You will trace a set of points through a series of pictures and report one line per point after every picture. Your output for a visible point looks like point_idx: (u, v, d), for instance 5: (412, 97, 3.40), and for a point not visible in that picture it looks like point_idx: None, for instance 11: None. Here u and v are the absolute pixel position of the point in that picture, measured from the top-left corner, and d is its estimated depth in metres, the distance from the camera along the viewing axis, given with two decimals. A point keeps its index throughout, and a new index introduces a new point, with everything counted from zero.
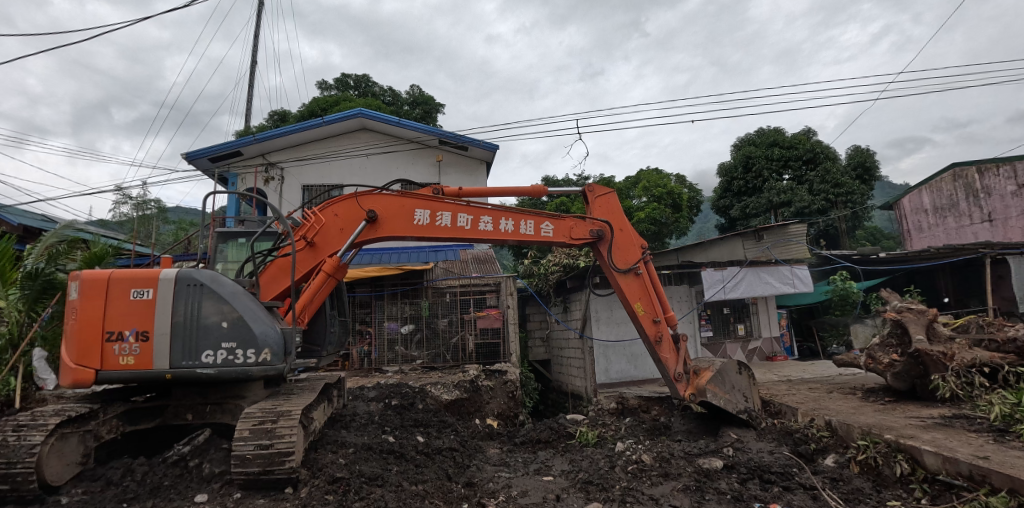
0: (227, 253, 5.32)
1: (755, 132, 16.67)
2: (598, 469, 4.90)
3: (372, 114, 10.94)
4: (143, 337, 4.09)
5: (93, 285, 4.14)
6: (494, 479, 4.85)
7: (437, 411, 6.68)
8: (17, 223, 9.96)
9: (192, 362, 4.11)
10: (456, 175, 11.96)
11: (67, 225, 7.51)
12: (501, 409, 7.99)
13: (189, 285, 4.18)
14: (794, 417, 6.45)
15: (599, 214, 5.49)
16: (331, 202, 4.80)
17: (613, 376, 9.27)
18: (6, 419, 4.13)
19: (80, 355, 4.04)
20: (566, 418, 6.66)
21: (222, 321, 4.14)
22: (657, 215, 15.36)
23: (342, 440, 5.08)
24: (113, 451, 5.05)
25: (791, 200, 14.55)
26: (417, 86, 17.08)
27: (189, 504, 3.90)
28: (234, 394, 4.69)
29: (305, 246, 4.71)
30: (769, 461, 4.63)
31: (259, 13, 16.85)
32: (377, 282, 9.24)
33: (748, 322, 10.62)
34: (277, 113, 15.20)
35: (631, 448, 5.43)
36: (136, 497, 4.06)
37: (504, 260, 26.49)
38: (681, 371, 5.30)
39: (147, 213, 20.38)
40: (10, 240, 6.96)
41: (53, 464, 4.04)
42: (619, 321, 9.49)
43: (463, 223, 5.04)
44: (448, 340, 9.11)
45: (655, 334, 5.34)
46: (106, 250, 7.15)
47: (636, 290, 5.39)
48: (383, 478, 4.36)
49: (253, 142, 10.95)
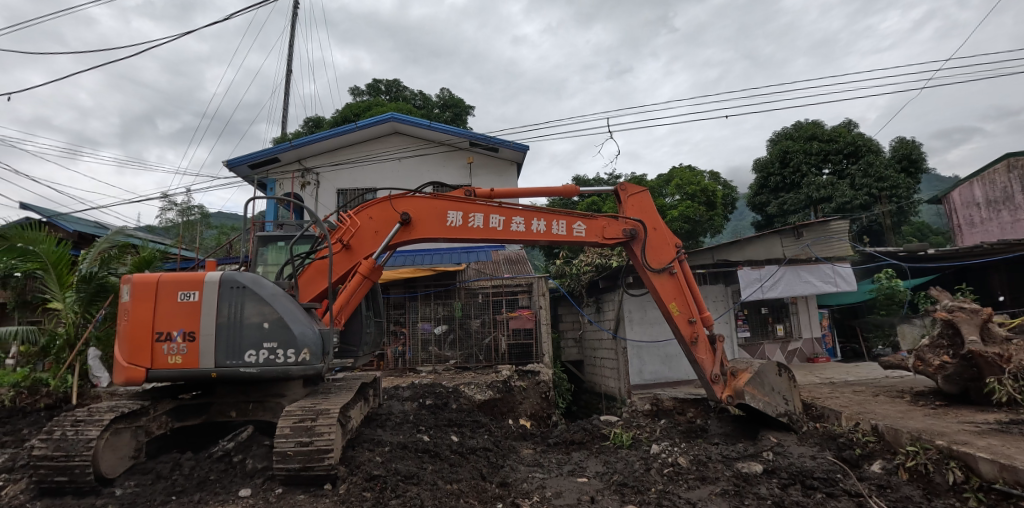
0: (267, 257, 5.49)
1: (793, 125, 16.10)
2: (633, 472, 4.82)
3: (404, 118, 11.11)
4: (190, 338, 4.26)
5: (143, 287, 4.34)
6: (529, 479, 4.84)
7: (471, 411, 6.71)
8: (73, 230, 10.58)
9: (235, 362, 4.25)
10: (487, 177, 12.00)
11: (118, 231, 7.70)
12: (534, 410, 7.95)
13: (232, 287, 4.33)
14: (837, 421, 6.19)
15: (632, 214, 5.41)
16: (366, 205, 4.88)
17: (647, 378, 9.08)
18: (65, 413, 4.36)
19: (132, 354, 4.24)
20: (599, 419, 6.59)
21: (263, 321, 4.27)
22: (690, 213, 15.06)
23: (378, 439, 5.16)
24: (162, 446, 5.27)
25: (831, 196, 14.02)
26: (447, 89, 17.27)
27: (234, 498, 4.03)
28: (274, 392, 4.83)
29: (341, 249, 4.82)
30: (812, 466, 4.44)
31: (294, 23, 17.43)
32: (410, 283, 9.40)
33: (788, 322, 10.28)
34: (312, 119, 15.66)
35: (666, 450, 5.32)
36: (184, 490, 4.23)
37: (535, 259, 26.48)
38: (718, 373, 5.16)
39: (191, 218, 21.36)
40: (66, 246, 7.13)
41: (108, 457, 4.25)
42: (653, 321, 9.31)
43: (495, 224, 5.04)
44: (481, 340, 9.16)
45: (691, 334, 5.22)
46: (154, 254, 7.47)
47: (670, 290, 5.28)
48: (418, 476, 4.40)
49: (290, 148, 11.31)
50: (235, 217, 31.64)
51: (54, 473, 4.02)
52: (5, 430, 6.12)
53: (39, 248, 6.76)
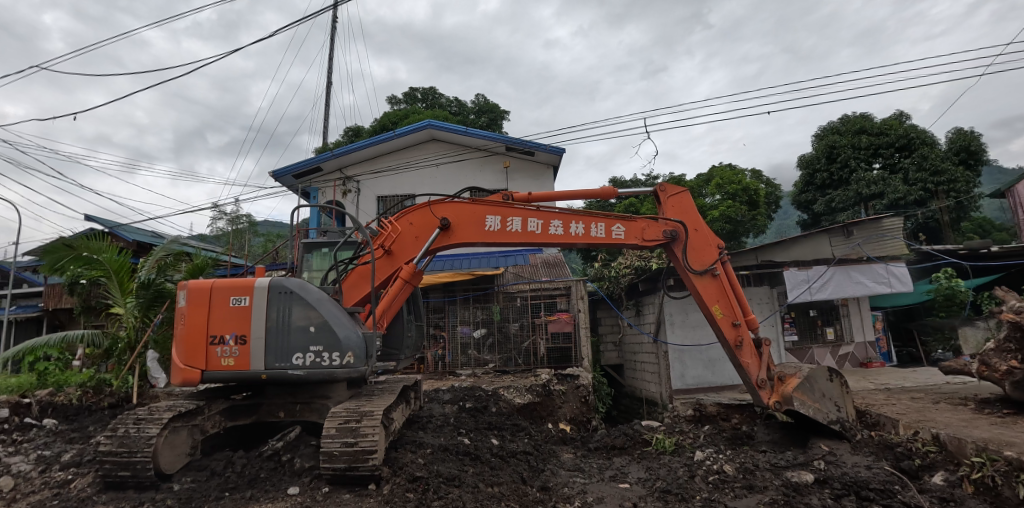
0: (312, 262, 5.68)
1: (839, 118, 15.43)
2: (677, 478, 4.70)
3: (440, 125, 11.28)
4: (241, 341, 4.45)
5: (199, 294, 4.57)
6: (570, 484, 4.79)
7: (511, 414, 6.72)
8: (131, 240, 11.29)
9: (284, 364, 4.40)
10: (523, 181, 12.03)
11: (173, 240, 8.20)
12: (574, 414, 7.88)
13: (280, 292, 4.49)
14: (894, 430, 5.86)
15: (673, 215, 5.30)
16: (406, 211, 4.98)
17: (689, 382, 8.84)
18: (128, 412, 4.63)
19: (188, 357, 4.47)
20: (640, 424, 6.46)
21: (309, 325, 4.40)
22: (732, 213, 14.63)
23: (419, 440, 5.23)
24: (216, 444, 5.50)
25: (883, 192, 13.32)
26: (482, 95, 17.46)
27: (283, 496, 4.16)
28: (321, 394, 4.98)
29: (383, 254, 4.92)
30: (867, 476, 4.20)
31: (333, 36, 18.05)
32: (449, 287, 9.51)
33: (839, 325, 9.82)
34: (351, 129, 16.14)
35: (711, 457, 5.16)
36: (236, 487, 4.41)
37: (571, 261, 26.40)
38: (764, 378, 4.98)
39: (239, 227, 22.38)
40: (126, 254, 7.55)
41: (167, 454, 4.49)
42: (695, 325, 9.08)
43: (533, 228, 5.03)
44: (520, 344, 9.16)
45: (736, 338, 5.04)
46: (206, 261, 7.81)
47: (713, 292, 5.13)
48: (460, 478, 4.44)
49: (332, 157, 11.67)
50: (282, 225, 33.09)
51: (118, 468, 4.26)
52: (73, 427, 6.54)
53: (102, 257, 7.21)
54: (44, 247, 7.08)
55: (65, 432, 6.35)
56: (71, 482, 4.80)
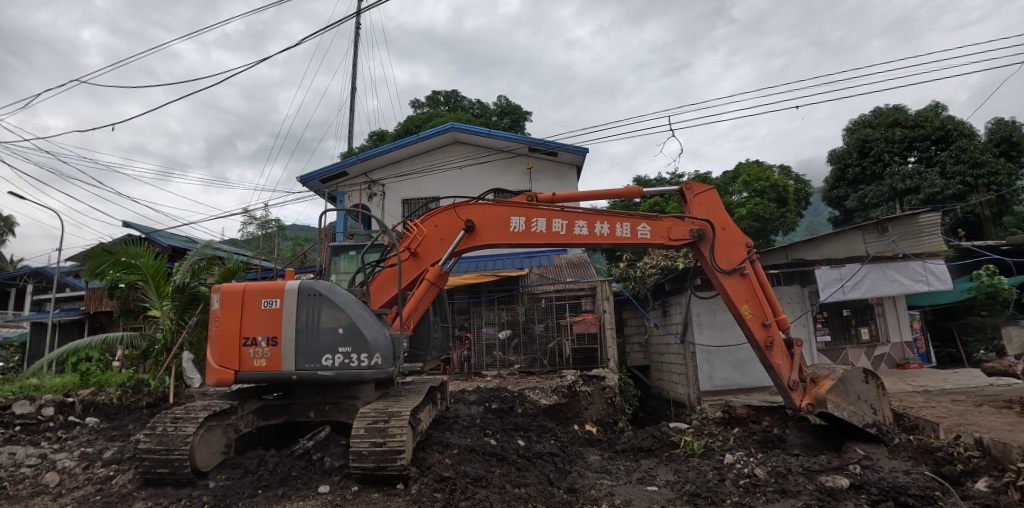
0: (340, 265, 5.71)
1: (871, 111, 15.00)
2: (707, 482, 4.62)
3: (463, 127, 11.35)
4: (273, 342, 4.55)
5: (232, 297, 4.71)
6: (597, 486, 4.76)
7: (537, 416, 6.72)
8: (167, 244, 11.85)
9: (313, 365, 4.49)
10: (547, 182, 12.00)
11: (206, 244, 8.39)
12: (600, 415, 7.82)
13: (310, 294, 4.58)
14: (934, 433, 5.63)
15: (699, 213, 5.21)
16: (431, 213, 5.02)
17: (718, 383, 8.68)
18: (166, 411, 4.79)
19: (222, 358, 4.60)
20: (668, 426, 6.37)
21: (338, 326, 4.48)
22: (760, 211, 14.29)
23: (446, 441, 5.27)
24: (249, 443, 5.64)
25: (919, 186, 12.82)
26: (504, 97, 17.53)
27: (314, 494, 4.24)
28: (349, 394, 5.07)
29: (409, 256, 4.98)
30: (906, 482, 4.05)
31: (357, 43, 18.40)
32: (474, 288, 9.55)
33: (874, 325, 9.50)
34: (376, 133, 16.40)
35: (741, 460, 5.05)
36: (269, 485, 4.51)
37: (595, 261, 26.22)
38: (796, 379, 4.85)
39: (269, 231, 22.98)
40: (162, 259, 7.82)
41: (203, 452, 4.62)
42: (723, 325, 8.91)
43: (558, 228, 5.01)
44: (545, 345, 9.14)
45: (766, 339, 4.93)
46: (237, 265, 7.98)
47: (742, 292, 5.02)
48: (487, 479, 4.46)
49: (357, 162, 11.90)
50: (310, 229, 33.89)
51: (157, 465, 4.41)
52: (114, 425, 6.80)
53: (139, 262, 7.47)
54: (87, 252, 7.32)
55: (106, 430, 6.61)
56: (113, 478, 4.98)
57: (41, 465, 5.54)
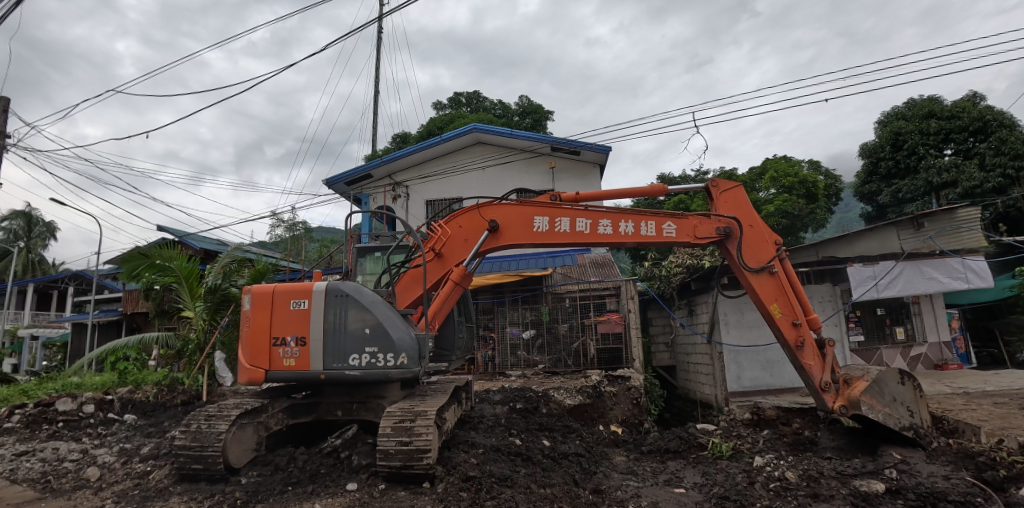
0: (366, 267, 5.83)
1: (905, 103, 14.51)
2: (735, 484, 4.54)
3: (485, 128, 11.41)
4: (302, 342, 4.65)
5: (263, 297, 4.82)
6: (623, 487, 4.72)
7: (562, 416, 6.71)
8: (199, 248, 12.28)
9: (341, 364, 4.57)
10: (570, 181, 11.96)
11: (237, 247, 8.54)
12: (626, 416, 7.74)
13: (337, 295, 4.66)
14: (976, 437, 5.40)
15: (726, 211, 5.12)
16: (455, 214, 5.06)
17: (746, 384, 8.51)
18: (200, 409, 4.94)
19: (253, 358, 4.72)
20: (695, 427, 6.28)
21: (364, 327, 4.54)
22: (788, 207, 13.95)
23: (471, 441, 5.29)
24: (279, 441, 5.78)
25: (957, 180, 12.30)
26: (525, 97, 17.55)
27: (342, 491, 4.32)
28: (376, 393, 5.14)
29: (434, 257, 5.03)
30: (945, 487, 3.91)
31: (380, 47, 18.70)
32: (498, 288, 9.59)
33: (910, 324, 9.19)
34: (399, 136, 16.62)
35: (771, 463, 4.94)
36: (299, 482, 4.61)
37: (619, 260, 26.02)
38: (828, 380, 4.71)
39: (296, 233, 23.53)
40: (195, 261, 8.06)
41: (235, 449, 4.75)
42: (751, 325, 8.73)
43: (582, 228, 4.98)
44: (570, 345, 9.11)
45: (796, 339, 4.81)
46: (267, 266, 8.12)
47: (771, 291, 4.91)
48: (512, 479, 4.46)
49: (381, 164, 12.09)
50: (336, 231, 34.50)
51: (192, 461, 4.54)
52: (151, 422, 7.05)
53: (173, 264, 7.73)
54: (123, 255, 7.62)
55: (143, 427, 6.85)
56: (150, 473, 5.17)
57: (83, 460, 5.78)
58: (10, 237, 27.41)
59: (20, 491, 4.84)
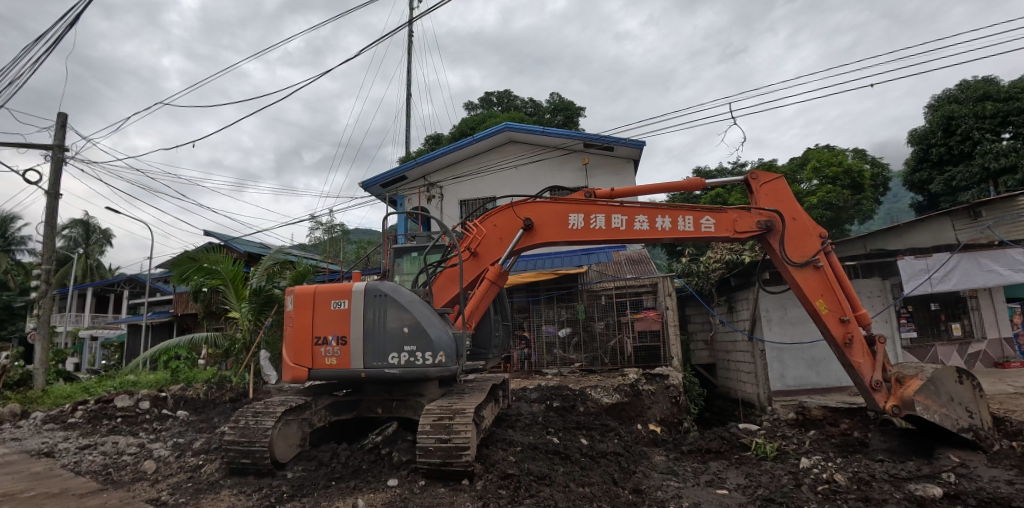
0: (403, 267, 5.91)
1: (957, 85, 13.75)
2: (781, 487, 4.40)
3: (517, 126, 11.44)
4: (342, 341, 4.78)
5: (305, 298, 4.99)
6: (663, 487, 4.65)
7: (599, 414, 6.67)
8: (243, 251, 12.83)
9: (381, 363, 4.67)
10: (604, 177, 11.83)
11: (280, 249, 8.80)
12: (664, 415, 7.61)
13: (376, 295, 4.78)
14: None
15: (767, 204, 4.96)
16: (490, 213, 5.09)
17: (790, 383, 8.25)
18: (248, 405, 5.14)
19: (296, 357, 4.89)
20: (737, 427, 6.14)
21: (403, 326, 4.64)
22: (833, 199, 13.45)
23: (509, 439, 5.32)
24: (323, 437, 5.96)
25: (1016, 165, 11.50)
26: (557, 94, 17.52)
27: (384, 487, 4.42)
28: (415, 391, 5.24)
29: (470, 256, 5.07)
30: (1011, 493, 3.68)
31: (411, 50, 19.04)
32: (533, 287, 9.67)
33: (967, 319, 8.70)
34: (431, 137, 16.87)
35: (819, 465, 4.77)
36: (342, 477, 4.75)
37: (656, 256, 25.62)
38: (879, 379, 4.51)
39: (334, 235, 24.25)
40: (240, 263, 8.35)
41: (281, 444, 4.93)
42: (795, 321, 8.44)
43: (618, 224, 4.93)
44: (606, 342, 9.04)
45: (844, 336, 4.62)
46: (308, 269, 8.37)
47: (816, 286, 4.73)
48: (551, 477, 4.46)
49: (416, 165, 12.32)
50: (372, 232, 35.33)
51: (241, 455, 4.73)
52: (201, 418, 7.39)
53: (220, 267, 8.10)
54: (173, 259, 8.04)
55: (194, 423, 7.19)
56: (202, 467, 5.41)
57: (140, 453, 6.11)
58: (72, 244, 29.30)
59: (84, 482, 5.16)
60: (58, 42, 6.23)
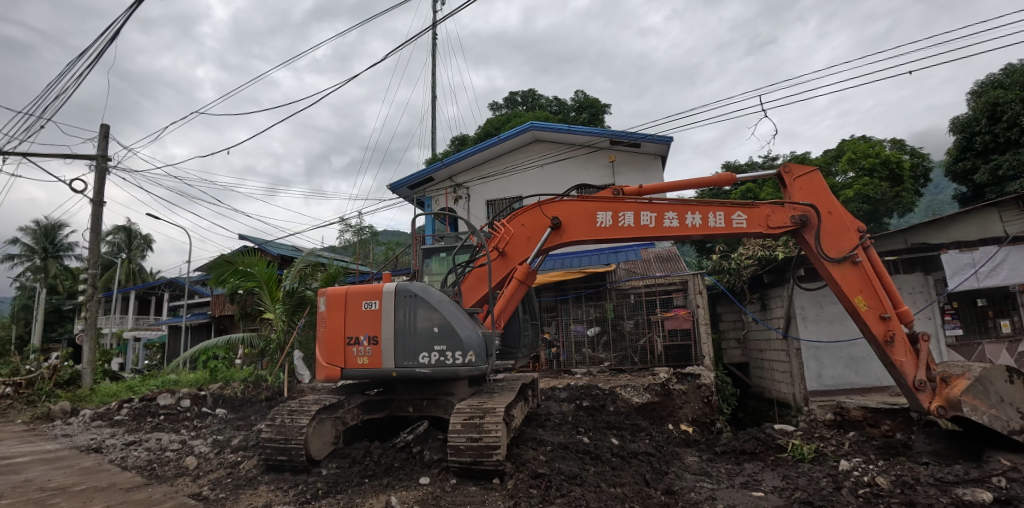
0: (432, 267, 5.98)
1: (1002, 70, 13.11)
2: (820, 490, 4.28)
3: (543, 125, 11.43)
4: (374, 341, 4.88)
5: (337, 299, 5.11)
6: (697, 489, 4.58)
7: (630, 414, 6.63)
8: (276, 255, 13.21)
9: (411, 363, 4.74)
10: (631, 174, 11.71)
11: (311, 251, 9.01)
12: (696, 415, 7.51)
13: (406, 296, 4.86)
14: None
15: (801, 198, 4.83)
16: (517, 213, 5.11)
17: (827, 383, 7.99)
18: (284, 403, 5.29)
19: (329, 356, 5.02)
20: (772, 428, 6.01)
21: (433, 325, 4.70)
22: (870, 191, 13.00)
23: (540, 438, 5.33)
24: (356, 435, 6.09)
25: None
26: (581, 91, 17.44)
27: (416, 485, 4.49)
28: (445, 391, 5.31)
29: (498, 256, 5.10)
30: None
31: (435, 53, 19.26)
32: (560, 287, 9.71)
33: (1018, 316, 7.93)
34: (457, 138, 17.04)
35: (860, 467, 4.62)
36: (375, 474, 4.85)
37: (685, 253, 25.16)
38: (924, 379, 4.34)
39: (362, 237, 24.73)
40: (273, 266, 8.61)
41: (316, 442, 5.07)
42: (832, 319, 8.17)
43: (647, 221, 4.88)
44: (636, 342, 8.95)
45: (886, 333, 4.46)
46: (339, 270, 8.54)
47: (855, 282, 4.57)
48: (582, 477, 4.45)
49: (442, 167, 12.47)
50: (399, 234, 35.87)
51: (278, 452, 4.88)
52: (239, 416, 7.64)
53: (255, 270, 8.37)
54: (211, 262, 8.36)
55: (232, 421, 7.44)
56: (241, 464, 5.60)
57: (182, 450, 6.37)
58: (116, 249, 30.72)
59: (131, 477, 5.41)
60: (99, 58, 6.28)
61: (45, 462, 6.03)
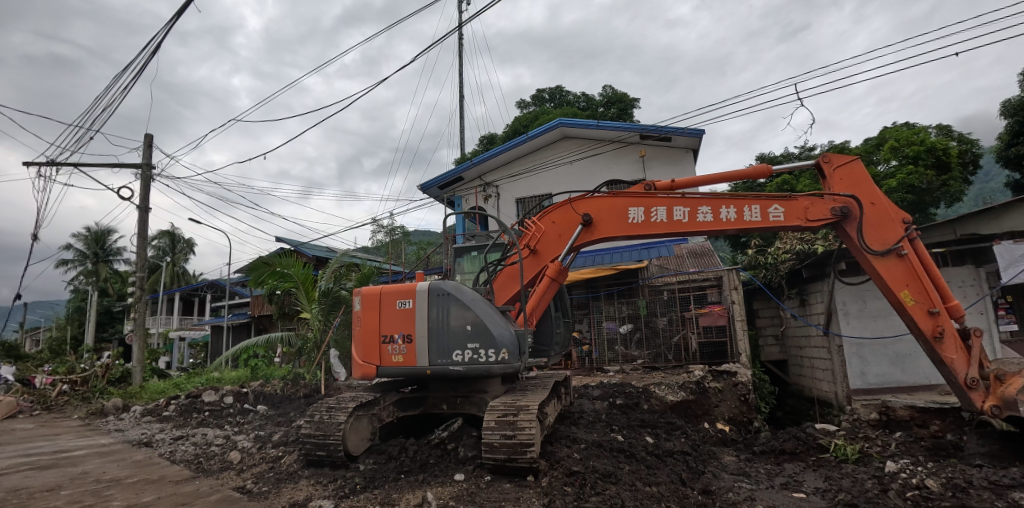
0: (464, 266, 6.05)
1: None
2: (865, 492, 4.15)
3: (572, 121, 11.41)
4: (408, 340, 4.98)
5: (372, 298, 5.24)
6: (736, 489, 4.51)
7: (664, 412, 6.57)
8: (311, 256, 13.60)
9: (445, 360, 4.82)
10: (662, 169, 11.56)
11: (345, 252, 9.22)
12: (733, 413, 7.37)
13: (439, 294, 4.94)
14: None
15: (842, 189, 4.67)
16: (548, 210, 5.12)
17: (871, 381, 7.69)
18: (322, 400, 5.46)
19: (365, 354, 5.15)
20: (813, 427, 5.84)
21: (466, 324, 4.77)
22: (915, 180, 12.43)
23: (573, 436, 5.34)
24: (391, 431, 6.22)
25: None
26: (609, 86, 17.29)
27: (451, 481, 4.57)
28: (478, 388, 5.39)
29: (529, 253, 5.12)
30: None
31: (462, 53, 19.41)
32: (592, 284, 9.72)
33: None
34: (485, 137, 17.16)
35: (907, 469, 4.44)
36: (410, 470, 4.96)
37: (718, 247, 24.58)
38: (976, 376, 4.14)
39: (393, 236, 25.17)
40: (309, 267, 8.90)
41: (354, 438, 5.21)
42: (876, 315, 7.87)
43: (680, 216, 4.82)
44: (669, 339, 8.84)
45: (934, 329, 4.26)
46: (372, 270, 8.74)
47: (900, 276, 4.39)
48: (616, 476, 4.45)
49: (471, 166, 12.60)
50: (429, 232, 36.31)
51: (317, 448, 5.04)
52: (279, 412, 7.93)
53: (292, 271, 8.67)
54: (250, 264, 8.69)
55: (272, 417, 7.73)
56: (281, 459, 5.82)
57: (226, 445, 6.65)
58: (161, 253, 32.20)
59: (180, 470, 5.70)
60: (144, 70, 6.16)
61: (100, 456, 6.40)
